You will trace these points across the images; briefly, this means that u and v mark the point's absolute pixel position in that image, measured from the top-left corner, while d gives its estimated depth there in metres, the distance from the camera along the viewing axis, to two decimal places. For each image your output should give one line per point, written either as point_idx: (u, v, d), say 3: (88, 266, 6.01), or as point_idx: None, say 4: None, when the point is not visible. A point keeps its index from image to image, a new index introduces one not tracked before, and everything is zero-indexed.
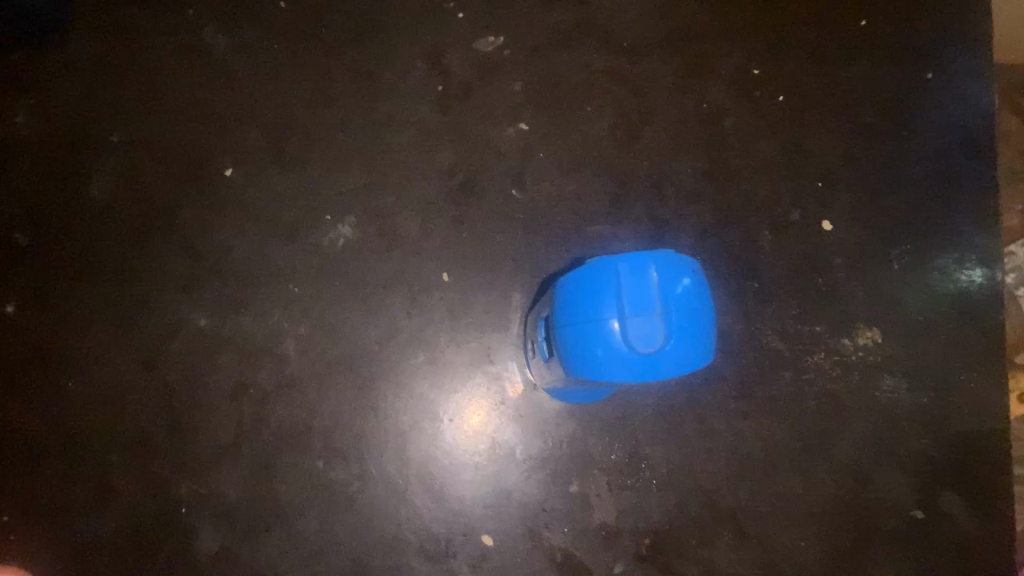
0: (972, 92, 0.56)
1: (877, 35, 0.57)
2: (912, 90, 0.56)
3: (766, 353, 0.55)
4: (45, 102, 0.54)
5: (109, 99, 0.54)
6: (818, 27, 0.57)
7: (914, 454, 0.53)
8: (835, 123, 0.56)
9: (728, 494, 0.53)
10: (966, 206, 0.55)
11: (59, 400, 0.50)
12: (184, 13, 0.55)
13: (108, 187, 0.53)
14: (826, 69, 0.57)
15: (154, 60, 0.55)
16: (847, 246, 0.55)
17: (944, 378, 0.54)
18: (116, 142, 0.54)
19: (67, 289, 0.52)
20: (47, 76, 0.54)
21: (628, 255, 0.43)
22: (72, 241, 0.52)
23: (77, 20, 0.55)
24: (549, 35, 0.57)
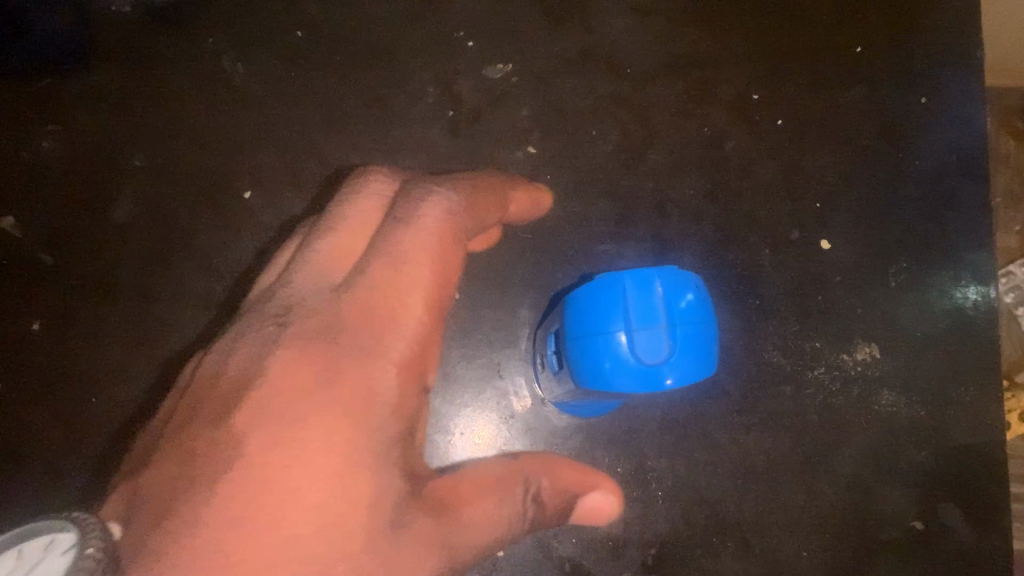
0: (959, 118, 0.59)
1: (871, 59, 0.60)
2: (905, 114, 0.60)
3: (767, 366, 0.56)
4: (76, 134, 0.58)
5: (138, 131, 0.58)
6: (815, 52, 0.60)
7: (912, 465, 0.55)
8: (832, 144, 0.59)
9: (733, 507, 0.54)
10: (960, 227, 0.58)
11: (86, 414, 0.53)
12: (204, 43, 0.59)
13: (130, 210, 0.57)
14: (823, 92, 0.60)
15: (177, 90, 0.59)
16: (845, 265, 0.58)
17: (940, 391, 0.56)
18: (138, 166, 0.58)
19: (96, 309, 0.55)
20: (71, 103, 0.58)
21: (630, 269, 0.40)
22: (96, 260, 0.56)
23: (101, 52, 0.59)
24: (555, 60, 0.60)
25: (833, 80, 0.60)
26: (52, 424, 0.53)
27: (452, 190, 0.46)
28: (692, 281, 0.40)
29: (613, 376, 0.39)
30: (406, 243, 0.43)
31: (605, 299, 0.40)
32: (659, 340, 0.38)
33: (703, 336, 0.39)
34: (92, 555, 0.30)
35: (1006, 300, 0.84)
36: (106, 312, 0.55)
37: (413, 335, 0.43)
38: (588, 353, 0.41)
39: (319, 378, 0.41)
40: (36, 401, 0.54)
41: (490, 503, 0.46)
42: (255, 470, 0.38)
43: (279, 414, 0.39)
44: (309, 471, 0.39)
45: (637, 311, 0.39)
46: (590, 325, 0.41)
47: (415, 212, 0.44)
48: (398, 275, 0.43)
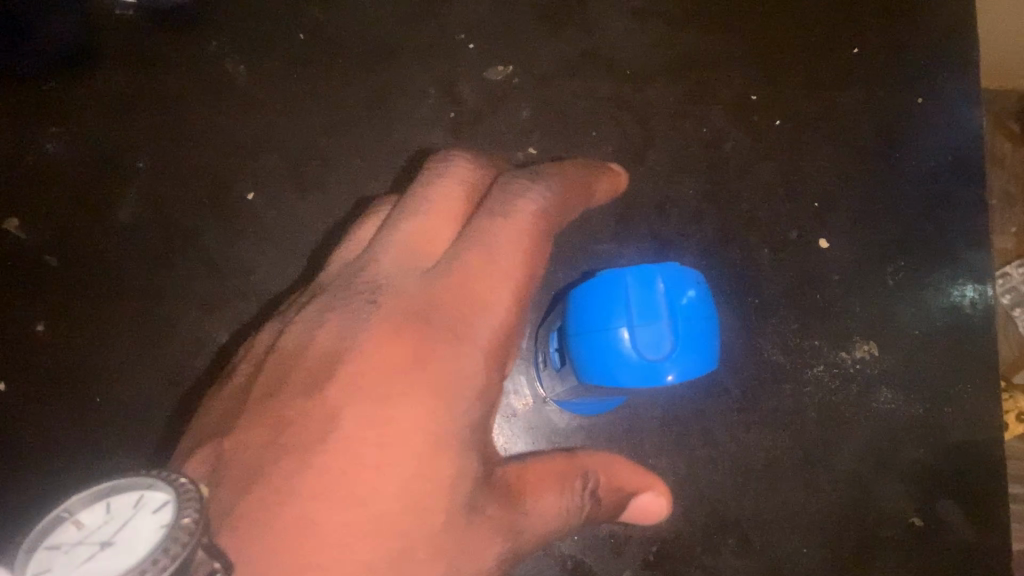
0: (955, 118, 0.60)
1: (867, 60, 0.61)
2: (902, 114, 0.60)
3: (767, 364, 0.56)
4: (79, 136, 0.58)
5: (141, 133, 0.59)
6: (812, 53, 0.61)
7: (911, 462, 0.56)
8: (831, 144, 0.60)
9: (733, 504, 0.55)
10: (957, 226, 0.59)
11: (90, 414, 0.54)
12: (206, 45, 0.60)
13: (134, 212, 0.58)
14: (820, 92, 0.61)
15: (180, 92, 0.59)
16: (843, 263, 0.58)
17: (938, 388, 0.57)
18: (142, 168, 0.58)
19: (99, 310, 0.56)
20: (75, 106, 0.58)
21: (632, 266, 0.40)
22: (101, 261, 0.57)
23: (104, 55, 0.59)
24: (556, 62, 0.61)
25: (830, 81, 0.61)
26: (56, 425, 0.53)
27: (548, 184, 0.45)
28: (694, 278, 0.41)
29: (615, 371, 0.40)
30: (498, 231, 0.42)
31: (606, 297, 0.41)
32: (661, 336, 0.39)
33: (705, 332, 0.40)
34: (184, 524, 0.28)
35: (1003, 301, 0.88)
36: (110, 313, 0.56)
37: (500, 318, 0.41)
38: (590, 349, 0.41)
39: (406, 358, 0.40)
40: (40, 401, 0.54)
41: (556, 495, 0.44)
42: (342, 447, 0.38)
43: (367, 394, 0.39)
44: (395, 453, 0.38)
45: (639, 307, 0.40)
46: (593, 320, 0.41)
47: (510, 205, 0.43)
48: (490, 259, 0.41)
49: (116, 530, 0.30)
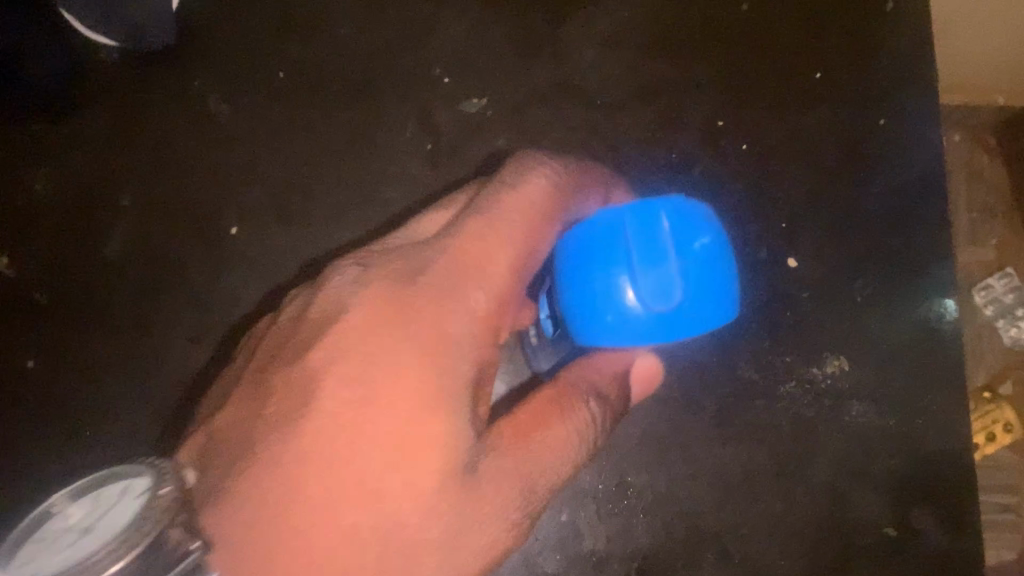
0: (919, 135, 0.61)
1: (831, 82, 0.62)
2: (867, 133, 0.61)
3: (739, 380, 0.58)
4: (65, 175, 0.60)
5: (126, 170, 0.61)
6: (777, 74, 0.63)
7: (885, 472, 0.57)
8: (798, 163, 0.61)
9: (711, 518, 0.56)
10: (924, 240, 0.60)
11: (82, 445, 0.55)
12: (188, 84, 0.62)
13: (121, 247, 0.59)
14: (787, 114, 0.62)
15: (164, 131, 0.61)
16: (811, 280, 0.59)
17: (909, 400, 0.58)
18: (128, 205, 0.60)
19: (86, 344, 0.57)
20: (60, 146, 0.60)
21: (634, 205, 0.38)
22: (89, 296, 0.58)
23: (85, 96, 0.61)
24: (530, 92, 0.62)
25: (797, 103, 0.62)
26: (52, 457, 0.55)
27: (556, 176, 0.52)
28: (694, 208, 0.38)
29: (621, 317, 0.38)
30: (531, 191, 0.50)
31: (609, 244, 0.39)
32: (669, 280, 0.37)
33: (716, 278, 0.38)
34: (161, 497, 0.38)
35: (986, 312, 0.96)
36: (96, 349, 0.57)
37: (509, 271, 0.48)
38: (591, 293, 0.39)
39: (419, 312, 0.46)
40: (35, 434, 0.56)
41: (571, 413, 0.48)
42: (350, 389, 0.44)
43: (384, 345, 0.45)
44: (402, 395, 0.43)
45: (643, 249, 0.38)
46: (594, 263, 0.39)
47: (520, 180, 0.51)
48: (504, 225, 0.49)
49: (96, 519, 0.37)
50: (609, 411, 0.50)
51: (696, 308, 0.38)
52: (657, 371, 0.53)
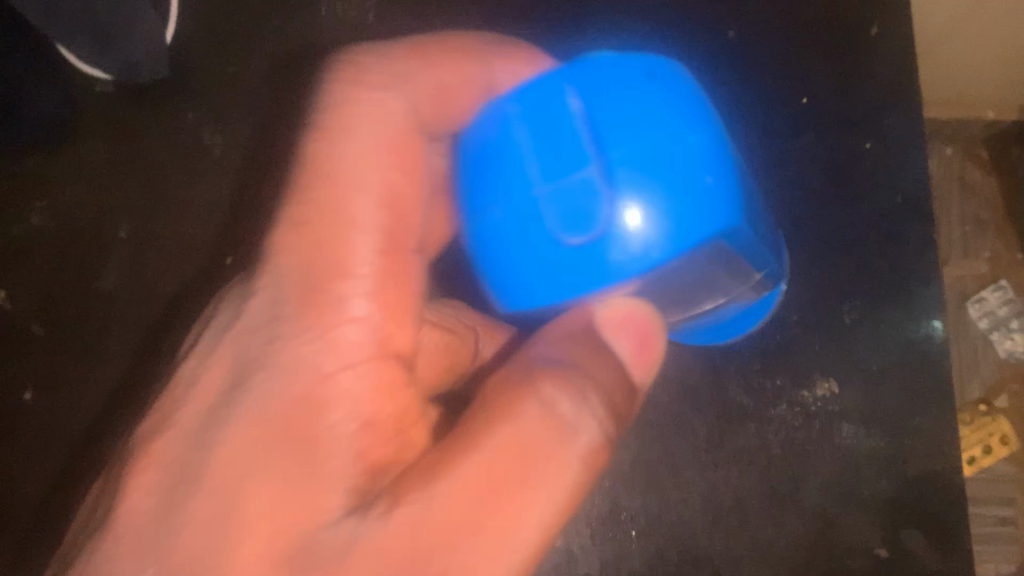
0: (905, 159, 0.62)
1: (818, 108, 0.63)
2: (854, 156, 0.62)
3: (731, 406, 0.59)
4: (61, 209, 0.61)
5: (122, 202, 0.61)
6: (765, 101, 0.63)
7: (876, 493, 0.57)
8: (785, 189, 0.62)
9: (704, 541, 0.56)
10: (910, 262, 0.61)
11: (77, 475, 0.57)
12: (182, 116, 0.63)
13: (117, 279, 0.60)
14: (777, 139, 0.63)
15: (158, 162, 0.62)
16: (800, 304, 0.60)
17: (898, 421, 0.58)
18: (124, 237, 0.61)
19: (81, 375, 0.58)
20: (57, 181, 0.62)
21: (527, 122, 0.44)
22: (85, 328, 0.59)
23: (83, 132, 0.63)
24: None
25: (784, 130, 0.63)
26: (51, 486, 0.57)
27: (419, 80, 0.48)
28: (627, 69, 0.46)
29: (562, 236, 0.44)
30: (384, 106, 0.46)
31: (512, 157, 0.45)
32: (586, 190, 0.43)
33: (630, 172, 0.43)
34: None
35: (981, 324, 0.95)
36: (91, 378, 0.58)
37: (388, 230, 0.45)
38: (529, 219, 0.44)
39: (308, 314, 0.42)
40: (37, 465, 0.57)
41: (524, 401, 0.40)
42: (214, 378, 0.42)
43: (270, 353, 0.42)
44: (266, 371, 0.42)
45: (551, 165, 0.43)
46: (519, 188, 0.44)
47: (342, 115, 0.45)
48: (365, 165, 0.45)
49: None
50: (586, 396, 0.41)
51: (621, 141, 0.43)
52: (658, 326, 0.45)
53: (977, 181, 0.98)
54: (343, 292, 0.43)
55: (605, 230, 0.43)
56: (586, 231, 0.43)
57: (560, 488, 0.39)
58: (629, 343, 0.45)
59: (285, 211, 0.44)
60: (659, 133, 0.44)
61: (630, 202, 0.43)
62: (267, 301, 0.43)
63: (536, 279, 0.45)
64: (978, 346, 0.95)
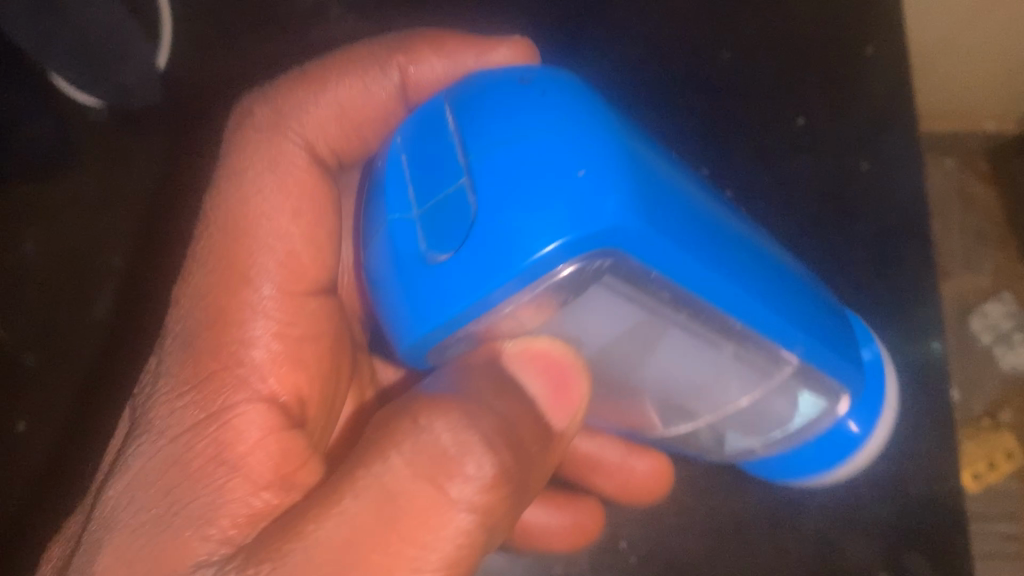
0: (899, 177, 0.62)
1: (812, 128, 0.63)
2: (849, 176, 0.62)
3: None
4: (54, 237, 0.64)
5: (116, 232, 0.64)
6: (759, 122, 0.63)
7: (876, 515, 0.57)
8: (782, 210, 0.62)
9: (705, 567, 0.56)
10: (907, 281, 0.60)
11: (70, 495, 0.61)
12: (173, 145, 0.65)
13: (111, 307, 0.63)
14: (771, 161, 0.62)
15: (151, 192, 0.65)
16: None
17: (897, 442, 0.58)
18: (118, 265, 0.64)
19: (74, 400, 0.62)
20: (51, 209, 0.64)
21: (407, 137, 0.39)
22: (79, 357, 0.63)
23: (76, 160, 0.65)
24: None
25: (777, 151, 0.63)
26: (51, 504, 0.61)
27: (335, 94, 0.49)
28: (504, 78, 0.38)
29: (432, 254, 0.36)
30: (283, 151, 0.47)
31: (390, 179, 0.39)
32: (460, 195, 0.36)
33: (515, 167, 0.35)
34: None
35: (984, 339, 0.84)
36: (82, 405, 0.62)
37: (280, 276, 0.45)
38: (402, 242, 0.38)
39: (190, 367, 0.41)
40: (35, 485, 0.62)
41: (403, 425, 0.37)
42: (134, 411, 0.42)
43: (154, 405, 0.41)
44: (167, 411, 0.40)
45: (428, 177, 0.37)
46: (393, 210, 0.39)
47: (254, 136, 0.47)
48: (267, 212, 0.45)
49: None
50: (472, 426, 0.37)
51: (496, 144, 0.36)
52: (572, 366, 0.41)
53: (977, 193, 0.88)
54: (244, 337, 0.43)
55: (492, 234, 0.34)
56: (460, 238, 0.35)
57: (440, 546, 0.35)
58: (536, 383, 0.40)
59: (187, 261, 0.44)
60: (544, 125, 0.35)
61: (511, 211, 0.34)
62: (162, 351, 0.43)
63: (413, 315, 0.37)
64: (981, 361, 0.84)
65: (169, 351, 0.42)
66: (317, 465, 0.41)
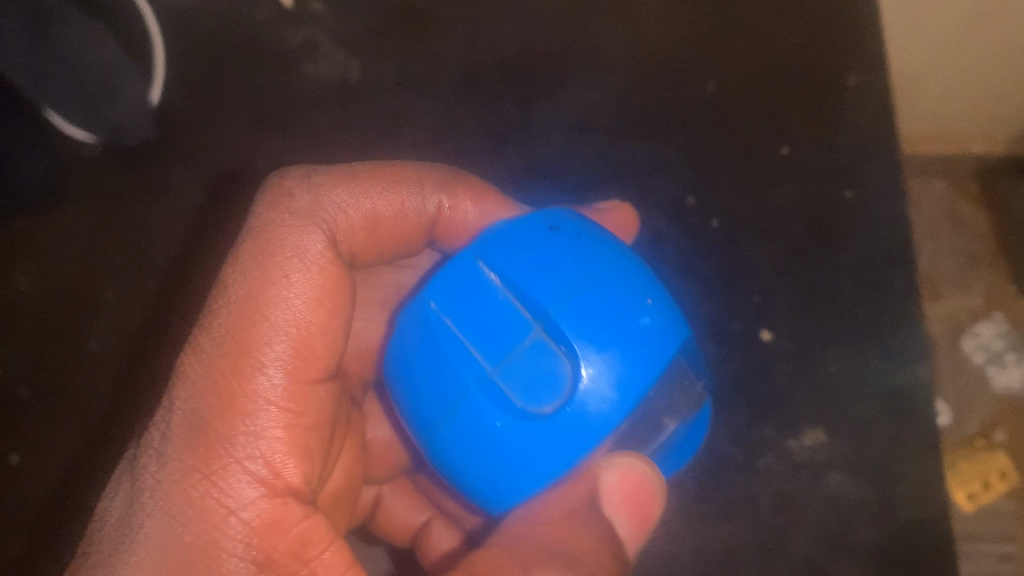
0: (883, 209, 0.63)
1: (800, 160, 0.64)
2: (835, 207, 0.63)
3: (716, 457, 0.59)
4: (47, 272, 0.65)
5: (107, 265, 0.65)
6: (746, 154, 0.64)
7: (864, 542, 0.57)
8: (768, 240, 0.63)
9: None
10: (892, 309, 0.61)
11: (65, 529, 0.62)
12: (165, 180, 0.66)
13: (103, 341, 0.63)
14: (757, 193, 0.63)
15: (145, 223, 0.65)
16: (786, 352, 0.61)
17: (883, 468, 0.58)
18: (110, 298, 0.64)
19: (62, 436, 0.63)
20: (44, 242, 0.65)
21: (445, 301, 0.41)
22: (69, 392, 0.63)
23: (70, 197, 0.66)
24: (500, 176, 0.64)
25: (762, 182, 0.64)
26: (43, 538, 0.62)
27: (374, 201, 0.49)
28: (525, 225, 0.42)
29: (531, 409, 0.39)
30: (305, 244, 0.45)
31: (443, 343, 0.40)
32: (547, 351, 0.40)
33: (592, 317, 0.40)
34: None
35: (975, 359, 0.84)
36: (76, 439, 0.62)
37: (288, 361, 0.44)
38: (485, 404, 0.40)
39: (201, 458, 0.40)
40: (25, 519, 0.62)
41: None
42: (135, 481, 0.40)
43: (159, 492, 0.39)
44: (184, 498, 0.39)
45: (496, 339, 0.40)
46: (461, 375, 0.40)
47: (284, 214, 0.46)
48: (287, 298, 0.44)
49: None
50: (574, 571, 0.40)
51: (559, 296, 0.40)
52: (658, 488, 0.42)
53: (968, 219, 0.87)
54: (252, 428, 0.42)
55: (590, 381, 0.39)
56: (553, 390, 0.39)
57: None
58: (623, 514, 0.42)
59: (196, 339, 0.43)
60: (594, 276, 0.41)
61: (606, 352, 0.39)
62: (162, 429, 0.41)
63: (527, 464, 0.40)
64: (970, 382, 0.83)
65: (176, 431, 0.41)
66: (340, 544, 0.41)
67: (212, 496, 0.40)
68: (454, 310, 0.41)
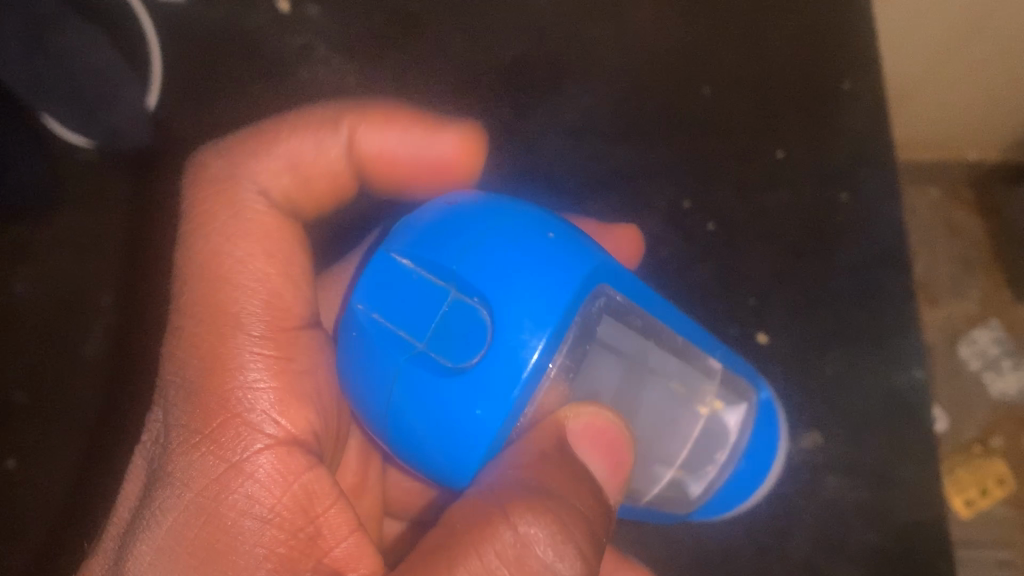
0: (879, 214, 0.62)
1: (793, 162, 0.64)
2: (830, 211, 0.63)
3: None
4: (41, 278, 0.67)
5: (102, 271, 0.67)
6: (739, 157, 0.64)
7: (860, 544, 0.58)
8: (763, 244, 0.63)
9: None
10: (889, 312, 0.61)
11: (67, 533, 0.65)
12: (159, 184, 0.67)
13: (97, 346, 0.66)
14: (750, 197, 0.64)
15: (141, 228, 0.67)
16: (781, 356, 0.61)
17: (880, 471, 0.59)
18: (105, 304, 0.67)
19: (60, 441, 0.66)
20: (41, 247, 0.67)
21: (364, 295, 0.40)
22: (66, 397, 0.66)
23: (65, 201, 0.67)
24: (496, 182, 0.64)
25: (757, 184, 0.64)
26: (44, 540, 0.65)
27: (292, 151, 0.47)
28: (430, 209, 0.42)
29: (468, 370, 0.38)
30: (242, 198, 0.45)
31: (371, 330, 0.40)
32: (468, 310, 0.38)
33: (507, 265, 0.39)
34: None
35: (971, 367, 0.84)
36: (75, 446, 0.65)
37: (264, 318, 0.44)
38: (423, 377, 0.39)
39: (200, 421, 0.41)
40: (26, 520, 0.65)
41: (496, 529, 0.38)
42: (154, 461, 0.42)
43: (167, 459, 0.41)
44: (190, 458, 0.41)
45: (419, 317, 0.39)
46: (394, 359, 0.39)
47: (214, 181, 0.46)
48: (241, 258, 0.44)
49: None
50: (556, 509, 0.39)
51: (471, 254, 0.39)
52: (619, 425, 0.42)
53: (964, 225, 0.87)
54: (244, 380, 0.43)
55: (515, 323, 0.38)
56: (482, 346, 0.38)
57: None
58: (598, 459, 0.41)
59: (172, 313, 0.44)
60: (503, 233, 0.40)
61: (522, 292, 0.38)
62: (164, 403, 0.43)
63: (479, 422, 0.38)
64: (967, 387, 0.83)
65: (173, 400, 0.42)
66: (346, 501, 0.42)
67: (218, 455, 0.41)
68: (372, 301, 0.40)
